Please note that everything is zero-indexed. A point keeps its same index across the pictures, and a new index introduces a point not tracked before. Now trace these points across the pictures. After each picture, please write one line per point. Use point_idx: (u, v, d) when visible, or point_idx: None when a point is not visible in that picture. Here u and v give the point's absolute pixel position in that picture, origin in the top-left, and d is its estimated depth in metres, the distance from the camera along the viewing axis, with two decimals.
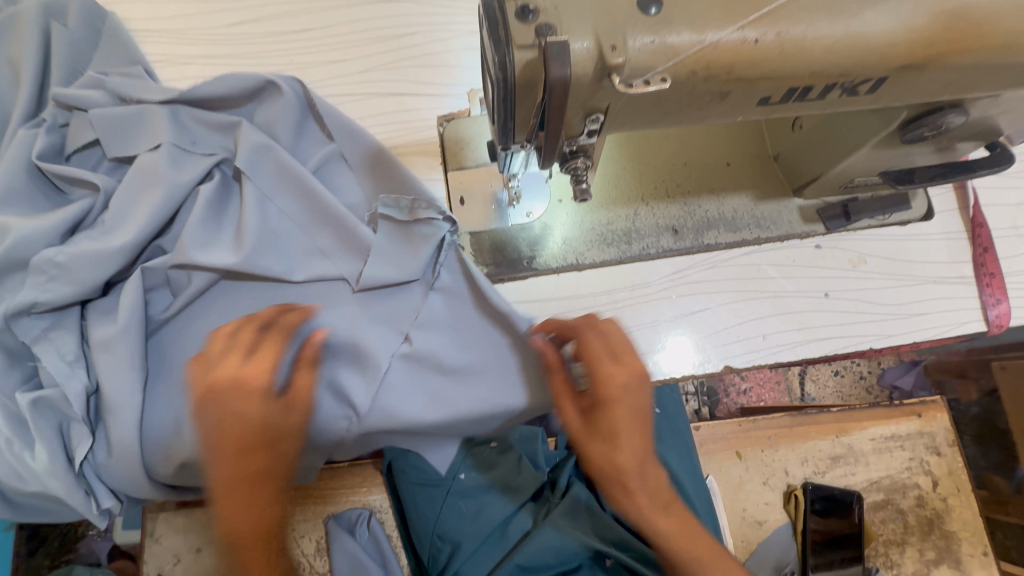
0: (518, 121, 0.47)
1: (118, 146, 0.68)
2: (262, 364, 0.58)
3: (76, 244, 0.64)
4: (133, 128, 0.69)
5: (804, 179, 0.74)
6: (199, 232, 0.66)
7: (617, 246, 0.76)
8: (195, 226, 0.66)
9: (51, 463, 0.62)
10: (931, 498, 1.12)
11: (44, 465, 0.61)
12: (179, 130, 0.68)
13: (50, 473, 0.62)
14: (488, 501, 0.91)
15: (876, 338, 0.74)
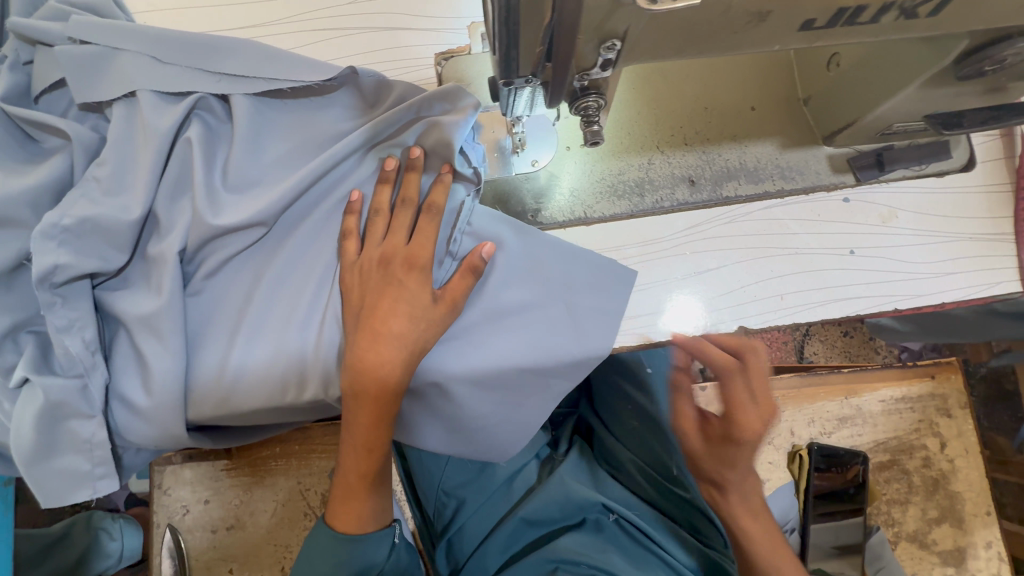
0: (523, 50, 0.41)
1: (84, 89, 0.62)
2: (426, 244, 0.62)
3: (73, 204, 0.59)
4: (104, 70, 0.63)
5: (836, 125, 0.68)
6: (206, 191, 0.62)
7: (628, 199, 0.70)
8: (202, 185, 0.62)
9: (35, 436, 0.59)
10: (938, 459, 1.11)
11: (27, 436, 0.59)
12: (154, 73, 0.63)
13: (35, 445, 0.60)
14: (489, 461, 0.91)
15: (903, 298, 0.69)
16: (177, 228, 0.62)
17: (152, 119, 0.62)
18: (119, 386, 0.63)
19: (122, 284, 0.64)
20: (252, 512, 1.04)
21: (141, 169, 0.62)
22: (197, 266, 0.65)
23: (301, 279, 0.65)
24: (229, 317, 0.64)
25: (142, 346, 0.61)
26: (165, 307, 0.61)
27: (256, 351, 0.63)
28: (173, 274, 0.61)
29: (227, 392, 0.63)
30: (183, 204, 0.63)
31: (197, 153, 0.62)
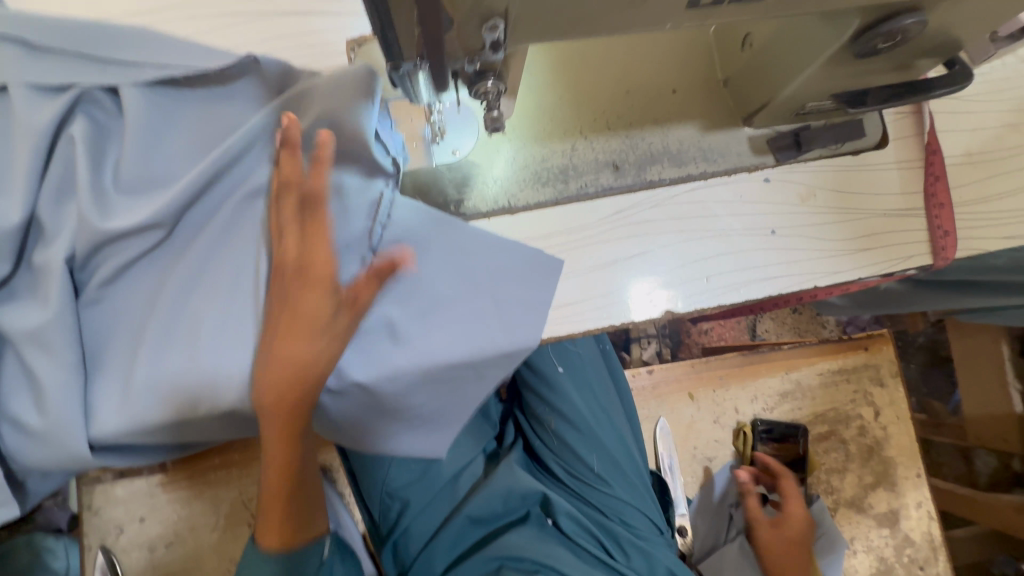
0: (403, 33, 0.39)
1: None
2: (323, 246, 0.55)
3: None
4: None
5: (753, 106, 0.68)
6: (94, 193, 0.58)
7: (552, 185, 0.69)
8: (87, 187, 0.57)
9: None
10: (872, 427, 1.15)
11: None
12: (32, 66, 0.59)
13: None
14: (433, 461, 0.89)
15: (822, 275, 0.70)
16: (64, 234, 0.58)
17: (29, 116, 0.57)
18: (8, 407, 0.58)
19: (8, 297, 0.59)
20: (193, 526, 1.01)
21: (19, 170, 0.57)
22: (92, 274, 0.60)
23: (206, 285, 0.61)
24: (130, 327, 0.60)
25: (32, 363, 0.56)
26: (53, 319, 0.56)
27: (159, 365, 0.59)
28: (61, 283, 0.57)
29: (132, 410, 0.58)
30: (70, 209, 0.58)
31: (81, 153, 0.58)
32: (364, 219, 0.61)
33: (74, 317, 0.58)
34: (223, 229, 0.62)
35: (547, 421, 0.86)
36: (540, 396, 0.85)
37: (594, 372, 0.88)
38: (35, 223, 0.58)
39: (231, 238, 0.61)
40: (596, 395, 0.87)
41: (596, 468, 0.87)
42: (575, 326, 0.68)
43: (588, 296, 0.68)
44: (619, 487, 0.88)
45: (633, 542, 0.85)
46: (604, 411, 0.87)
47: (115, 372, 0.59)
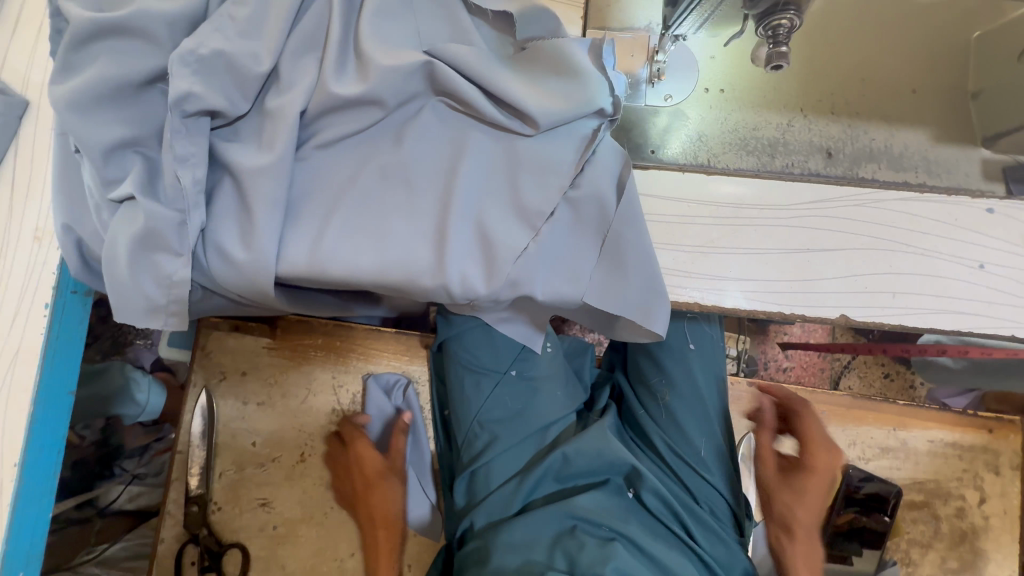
0: None
1: None
2: None
3: (208, 35, 0.57)
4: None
5: (1004, 125, 0.63)
6: (338, 55, 0.61)
7: (758, 156, 0.66)
8: (335, 47, 0.60)
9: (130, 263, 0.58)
10: (972, 513, 1.07)
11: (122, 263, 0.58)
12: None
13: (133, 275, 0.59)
14: None
15: (1023, 327, 0.64)
16: (300, 88, 0.60)
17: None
18: (211, 232, 0.61)
19: (234, 136, 0.62)
20: (285, 395, 1.06)
21: (279, 14, 0.59)
22: (312, 134, 0.63)
23: (412, 169, 0.63)
24: (330, 192, 0.63)
25: (248, 196, 0.60)
26: (276, 162, 0.59)
27: (352, 232, 0.62)
28: (288, 132, 0.60)
29: (316, 263, 0.61)
30: (308, 64, 0.61)
31: (336, 15, 0.60)
32: (572, 149, 0.63)
33: (290, 167, 0.60)
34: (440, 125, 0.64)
35: (661, 394, 0.88)
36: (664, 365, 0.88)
37: (713, 361, 0.89)
38: (276, 71, 0.61)
39: (439, 132, 0.64)
40: (716, 383, 0.89)
41: (703, 453, 0.86)
42: (737, 302, 0.65)
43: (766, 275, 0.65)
44: (717, 475, 0.87)
45: (718, 533, 0.84)
46: (717, 393, 0.89)
47: (313, 230, 0.62)
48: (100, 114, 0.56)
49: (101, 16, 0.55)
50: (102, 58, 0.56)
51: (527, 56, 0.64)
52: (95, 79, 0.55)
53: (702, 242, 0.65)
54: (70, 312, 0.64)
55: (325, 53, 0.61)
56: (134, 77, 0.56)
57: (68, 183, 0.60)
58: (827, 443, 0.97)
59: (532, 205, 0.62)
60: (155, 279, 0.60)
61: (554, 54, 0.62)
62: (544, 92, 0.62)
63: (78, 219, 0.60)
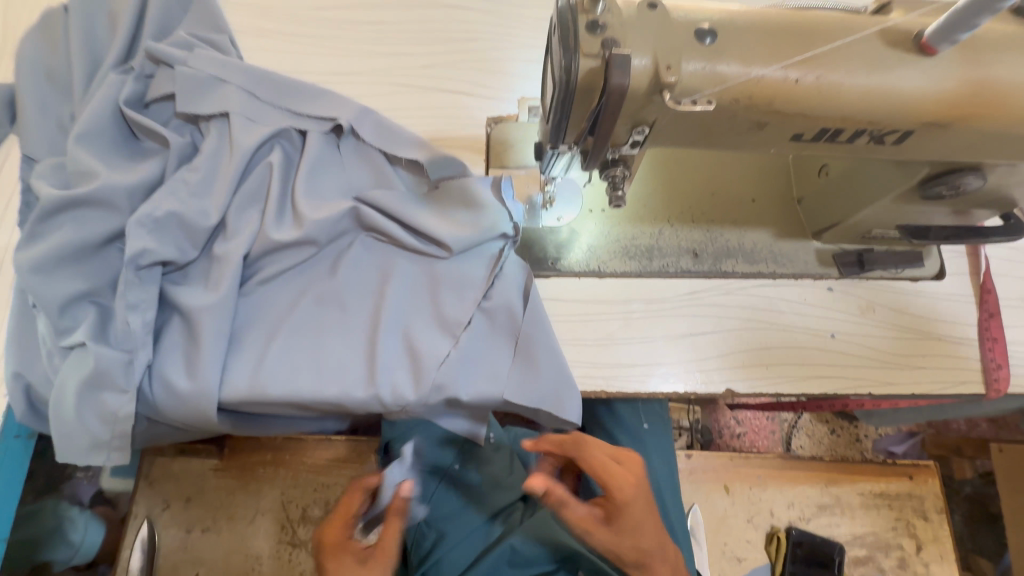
0: (571, 123, 0.52)
1: (188, 105, 0.73)
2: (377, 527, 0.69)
3: (163, 199, 0.68)
4: (209, 92, 0.74)
5: (824, 224, 0.78)
6: (277, 207, 0.72)
7: (638, 260, 0.79)
8: (274, 201, 0.72)
9: (78, 404, 0.63)
10: (913, 562, 1.12)
11: (71, 404, 0.63)
12: (248, 104, 0.74)
13: (80, 414, 0.64)
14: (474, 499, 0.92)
15: (875, 384, 0.76)
16: (243, 236, 0.70)
17: (241, 138, 0.72)
18: (159, 366, 0.67)
19: (183, 278, 0.71)
20: (232, 515, 1.04)
21: (226, 179, 0.71)
22: (255, 271, 0.72)
23: (343, 294, 0.72)
24: (270, 321, 0.71)
25: (194, 333, 0.67)
26: (219, 301, 0.68)
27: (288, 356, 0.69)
28: (231, 273, 0.69)
29: (255, 387, 0.67)
30: (251, 215, 0.72)
31: (275, 176, 0.73)
32: (483, 267, 0.74)
33: (233, 304, 0.69)
34: (369, 256, 0.75)
35: None
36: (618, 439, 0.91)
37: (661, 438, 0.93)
38: (223, 223, 0.71)
39: (366, 261, 0.75)
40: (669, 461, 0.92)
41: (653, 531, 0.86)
42: (637, 385, 0.75)
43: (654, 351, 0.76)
44: None
45: None
46: (670, 475, 0.91)
47: (255, 355, 0.69)
48: (60, 272, 0.64)
49: (68, 192, 0.65)
50: (65, 226, 0.65)
51: (437, 196, 0.77)
52: (57, 244, 0.64)
53: (603, 335, 0.76)
54: (9, 456, 0.67)
55: (266, 205, 0.72)
56: (94, 240, 0.65)
57: (20, 334, 0.66)
58: (610, 448, 0.69)
59: (451, 316, 0.72)
60: (100, 417, 0.64)
61: (462, 193, 0.76)
62: (453, 224, 0.74)
63: (29, 366, 0.65)
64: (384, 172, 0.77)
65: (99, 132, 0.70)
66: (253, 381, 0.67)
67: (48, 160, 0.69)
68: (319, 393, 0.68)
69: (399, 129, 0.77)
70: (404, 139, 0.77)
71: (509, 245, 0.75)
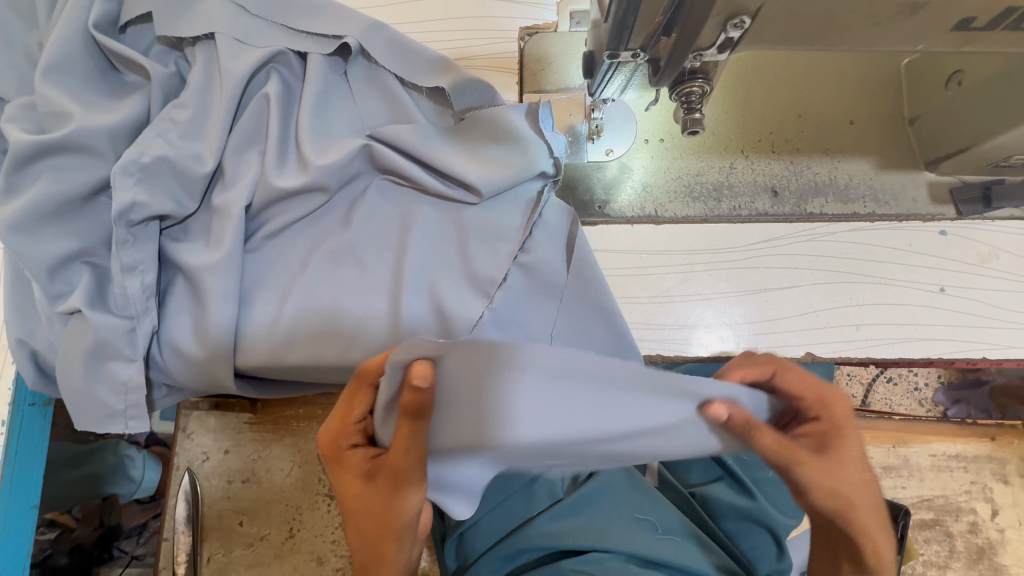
0: (641, 18, 0.38)
1: (168, 25, 0.61)
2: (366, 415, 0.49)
3: (149, 141, 0.58)
4: (190, 7, 0.62)
5: (945, 150, 0.62)
6: (279, 148, 0.62)
7: (704, 201, 0.66)
8: (274, 140, 0.61)
9: (84, 375, 0.58)
10: (987, 527, 1.02)
11: (77, 374, 0.58)
12: (237, 21, 0.61)
13: (87, 385, 0.58)
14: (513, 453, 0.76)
15: (993, 347, 0.63)
16: (244, 184, 0.61)
17: (231, 62, 0.60)
18: (167, 333, 0.61)
19: (184, 234, 0.63)
20: (269, 469, 0.99)
21: (218, 115, 0.60)
22: (259, 225, 0.63)
23: (359, 249, 0.63)
24: (281, 280, 0.62)
25: (201, 296, 0.60)
26: (222, 260, 0.59)
27: (306, 320, 0.61)
28: (235, 227, 0.59)
29: (273, 350, 0.61)
30: (251, 158, 0.61)
31: (274, 110, 0.61)
32: (522, 212, 0.63)
33: (239, 262, 0.60)
34: (391, 205, 0.65)
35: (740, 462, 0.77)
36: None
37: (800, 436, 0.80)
38: (220, 169, 0.62)
39: (385, 208, 0.65)
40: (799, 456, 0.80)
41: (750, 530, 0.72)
42: (699, 349, 0.65)
43: (740, 305, 0.65)
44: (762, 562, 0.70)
45: None
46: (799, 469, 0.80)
47: (267, 320, 0.61)
48: (44, 233, 0.57)
49: (42, 138, 0.56)
50: (43, 178, 0.57)
51: (461, 128, 0.65)
52: (37, 200, 0.56)
53: (658, 292, 0.66)
54: (28, 426, 0.64)
55: (267, 146, 0.62)
56: (78, 192, 0.57)
57: (18, 299, 0.60)
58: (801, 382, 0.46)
59: (484, 272, 0.61)
60: (110, 389, 0.59)
61: (494, 125, 0.62)
62: (484, 162, 0.62)
63: (31, 332, 0.60)
64: (396, 99, 0.64)
65: (69, 62, 0.59)
66: (267, 346, 0.61)
67: (17, 99, 0.60)
68: (342, 360, 0.61)
69: (407, 42, 0.64)
70: (414, 55, 0.64)
71: (550, 189, 0.64)
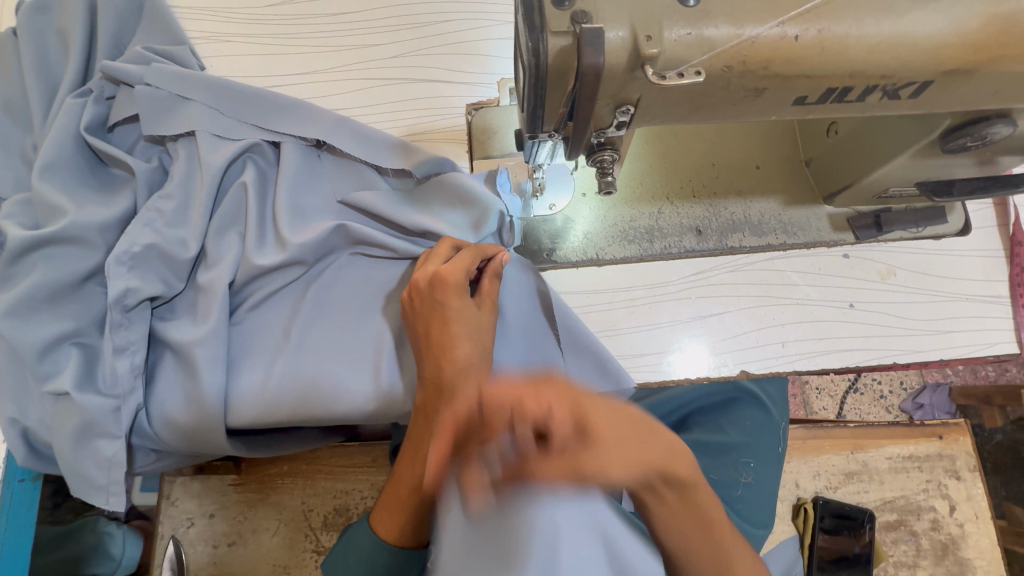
0: (548, 111, 0.46)
1: (156, 126, 0.67)
2: (460, 265, 0.59)
3: (139, 232, 0.63)
4: (173, 108, 0.68)
5: (836, 187, 0.72)
6: (258, 230, 0.67)
7: (639, 243, 0.75)
8: (253, 222, 0.66)
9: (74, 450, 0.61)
10: (947, 523, 1.08)
11: (66, 451, 0.61)
12: (217, 120, 0.68)
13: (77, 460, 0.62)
14: None
15: (901, 353, 0.72)
16: (225, 263, 0.65)
17: (210, 155, 0.66)
18: (157, 407, 0.65)
19: (171, 312, 0.67)
20: (255, 530, 0.99)
21: (200, 203, 0.65)
22: (243, 299, 0.68)
23: (338, 312, 0.68)
24: (266, 348, 0.66)
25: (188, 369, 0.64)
26: (209, 336, 0.63)
27: (289, 385, 0.65)
28: (221, 303, 0.64)
29: (262, 415, 0.65)
30: (231, 241, 0.66)
31: (252, 195, 0.67)
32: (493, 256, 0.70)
33: (225, 334, 0.64)
34: (365, 269, 0.71)
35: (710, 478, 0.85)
36: (696, 436, 0.88)
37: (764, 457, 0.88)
38: (203, 251, 0.66)
39: (362, 274, 0.70)
40: (769, 473, 0.87)
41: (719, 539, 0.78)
42: (648, 377, 0.72)
43: (680, 332, 0.73)
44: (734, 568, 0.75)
45: None
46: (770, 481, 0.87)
47: (248, 387, 0.65)
48: (38, 317, 0.62)
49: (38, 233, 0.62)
50: (38, 268, 0.62)
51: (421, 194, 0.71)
52: (31, 289, 0.61)
53: (607, 327, 0.73)
54: (19, 500, 0.68)
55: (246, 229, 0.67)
56: (70, 279, 0.63)
57: (12, 381, 0.64)
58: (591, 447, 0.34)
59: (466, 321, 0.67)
60: (100, 464, 0.62)
61: (445, 187, 0.69)
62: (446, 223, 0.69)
63: (22, 412, 0.63)
64: (362, 176, 0.71)
65: (64, 162, 0.65)
66: (259, 412, 0.65)
67: (14, 197, 0.66)
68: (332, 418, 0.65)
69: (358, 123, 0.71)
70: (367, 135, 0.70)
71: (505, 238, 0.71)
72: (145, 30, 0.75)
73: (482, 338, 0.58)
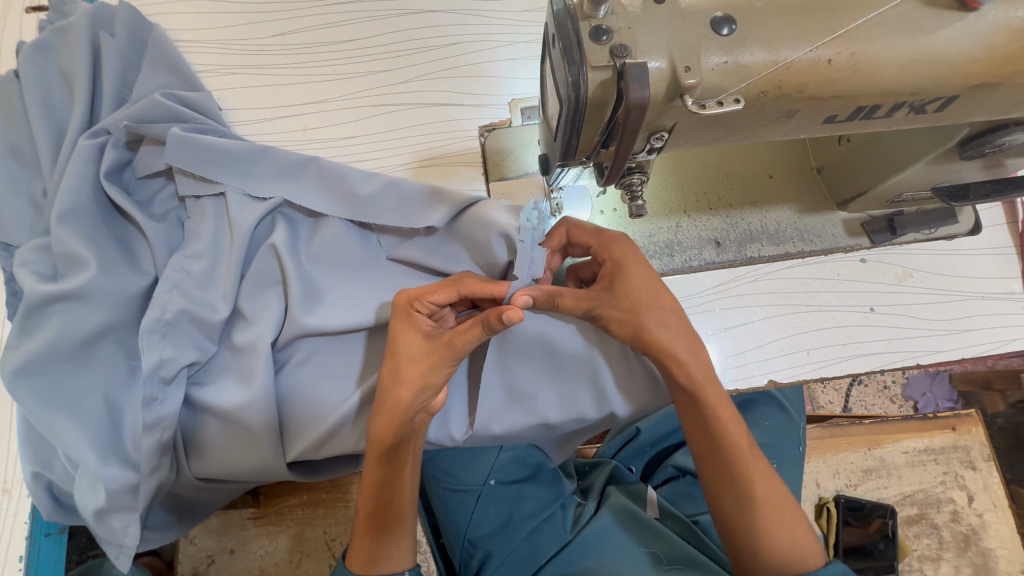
0: (582, 140, 0.47)
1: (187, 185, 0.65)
2: (422, 292, 0.56)
3: (167, 295, 0.62)
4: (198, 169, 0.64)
5: (848, 194, 0.73)
6: (301, 286, 0.63)
7: (659, 258, 0.75)
8: (297, 288, 0.62)
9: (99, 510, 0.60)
10: (966, 513, 1.10)
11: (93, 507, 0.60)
12: (244, 176, 0.65)
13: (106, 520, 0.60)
14: (525, 504, 0.75)
15: (924, 353, 0.73)
16: (267, 320, 0.63)
17: (240, 216, 0.63)
18: (193, 466, 0.66)
19: (206, 376, 0.65)
20: (277, 563, 0.93)
21: (229, 266, 0.63)
22: (288, 355, 0.65)
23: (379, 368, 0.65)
24: (299, 397, 0.64)
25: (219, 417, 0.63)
26: (250, 402, 0.61)
27: (329, 435, 0.63)
28: (264, 364, 0.61)
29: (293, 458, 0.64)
30: (270, 299, 0.63)
31: (285, 259, 0.62)
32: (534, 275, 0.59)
33: (269, 399, 0.62)
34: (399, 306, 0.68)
35: None
36: None
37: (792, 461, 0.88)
38: (238, 310, 0.65)
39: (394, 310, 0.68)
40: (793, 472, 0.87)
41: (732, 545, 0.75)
42: None
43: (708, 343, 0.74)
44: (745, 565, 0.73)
45: None
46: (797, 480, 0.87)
47: (287, 435, 0.64)
48: (60, 371, 0.60)
49: (57, 285, 0.60)
50: (55, 319, 0.60)
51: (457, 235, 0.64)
52: (49, 342, 0.59)
53: None
54: (46, 556, 0.65)
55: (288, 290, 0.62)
56: (91, 331, 0.61)
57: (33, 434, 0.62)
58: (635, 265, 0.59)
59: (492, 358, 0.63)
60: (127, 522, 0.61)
61: (478, 227, 0.61)
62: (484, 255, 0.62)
63: (46, 465, 0.62)
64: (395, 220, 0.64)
65: (82, 209, 0.63)
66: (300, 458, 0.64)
67: (29, 244, 0.64)
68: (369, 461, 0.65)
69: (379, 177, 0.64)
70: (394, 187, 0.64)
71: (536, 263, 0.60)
72: (148, 65, 0.74)
73: (407, 367, 0.55)
